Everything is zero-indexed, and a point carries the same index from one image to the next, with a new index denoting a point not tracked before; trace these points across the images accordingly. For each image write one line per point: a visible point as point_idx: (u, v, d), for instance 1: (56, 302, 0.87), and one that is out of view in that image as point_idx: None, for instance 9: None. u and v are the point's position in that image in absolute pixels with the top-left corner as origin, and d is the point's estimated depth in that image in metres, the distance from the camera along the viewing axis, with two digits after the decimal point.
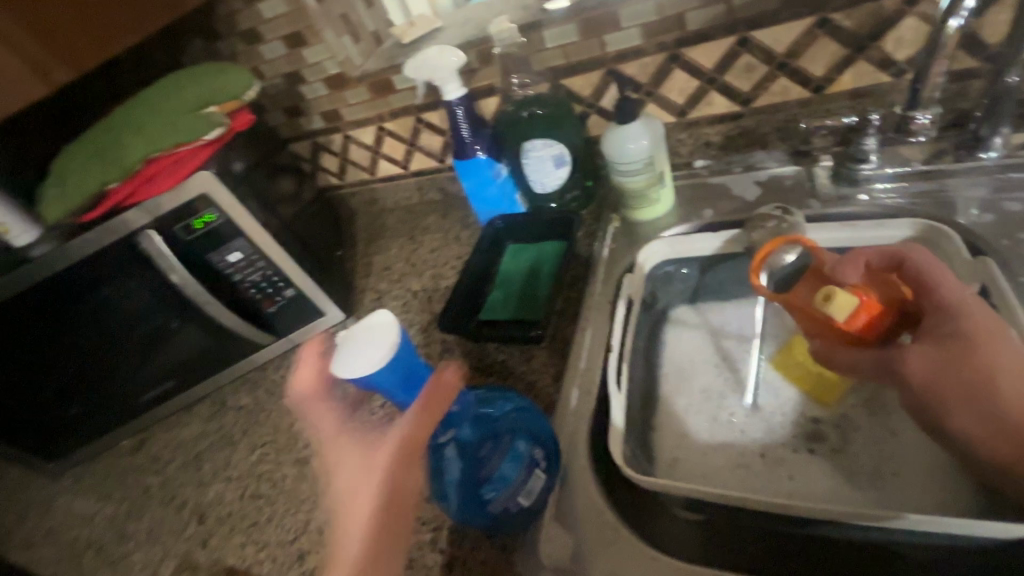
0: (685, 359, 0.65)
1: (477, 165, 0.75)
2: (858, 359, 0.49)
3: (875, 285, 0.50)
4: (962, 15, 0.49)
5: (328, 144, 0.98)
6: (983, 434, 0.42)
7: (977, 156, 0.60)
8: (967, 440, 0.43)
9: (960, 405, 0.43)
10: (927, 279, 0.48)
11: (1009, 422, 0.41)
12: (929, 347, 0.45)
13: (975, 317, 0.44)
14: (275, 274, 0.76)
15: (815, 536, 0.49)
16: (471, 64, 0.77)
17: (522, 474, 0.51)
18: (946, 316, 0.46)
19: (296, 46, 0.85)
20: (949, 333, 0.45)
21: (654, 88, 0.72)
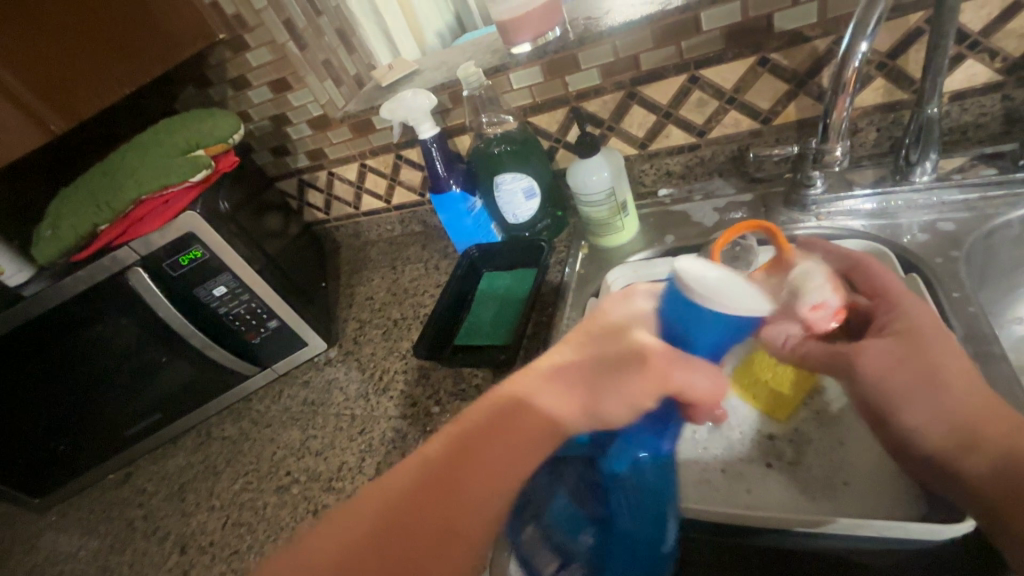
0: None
1: (453, 199, 0.80)
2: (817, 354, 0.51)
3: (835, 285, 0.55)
4: (860, 57, 0.52)
5: (313, 181, 1.03)
6: (928, 430, 0.44)
7: (910, 180, 0.64)
8: (914, 435, 0.45)
9: (909, 401, 0.45)
10: (877, 281, 0.53)
11: (952, 414, 0.44)
12: (883, 344, 0.48)
13: (918, 316, 0.48)
14: (260, 307, 0.79)
15: (755, 542, 0.51)
16: (444, 105, 0.82)
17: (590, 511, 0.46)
18: (896, 312, 0.50)
19: (281, 91, 0.90)
20: (898, 330, 0.48)
21: (615, 123, 0.77)
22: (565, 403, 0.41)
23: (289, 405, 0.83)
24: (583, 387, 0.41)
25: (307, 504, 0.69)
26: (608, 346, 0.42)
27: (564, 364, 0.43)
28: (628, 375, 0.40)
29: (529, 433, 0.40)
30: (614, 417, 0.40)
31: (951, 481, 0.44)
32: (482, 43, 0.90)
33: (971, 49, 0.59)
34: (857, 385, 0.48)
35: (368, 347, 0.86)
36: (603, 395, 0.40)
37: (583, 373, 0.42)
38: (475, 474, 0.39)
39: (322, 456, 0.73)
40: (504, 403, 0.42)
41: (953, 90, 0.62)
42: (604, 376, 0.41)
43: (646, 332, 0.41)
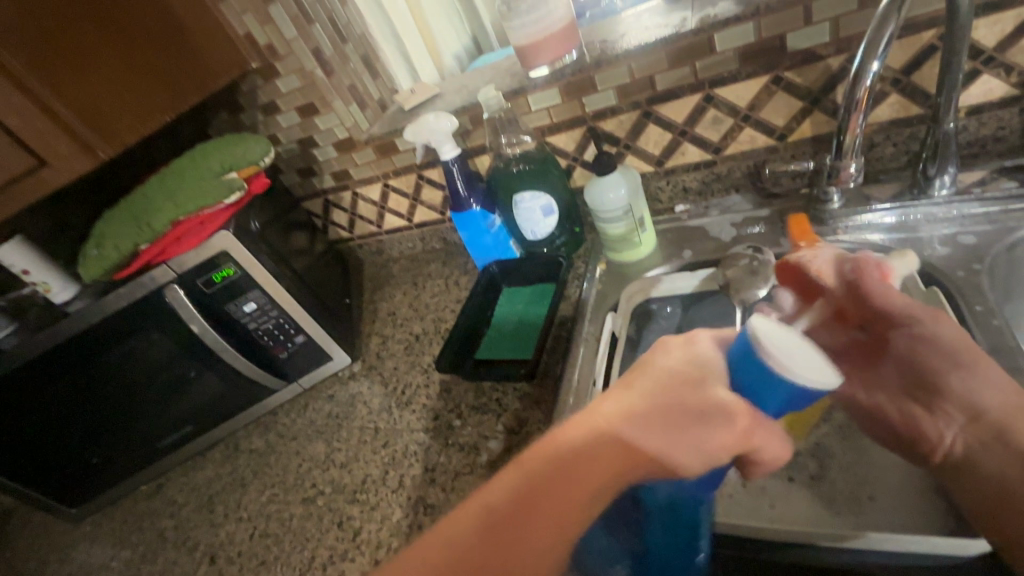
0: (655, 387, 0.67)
1: (474, 217, 0.82)
2: (891, 304, 0.51)
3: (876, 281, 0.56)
4: (871, 75, 0.53)
5: (338, 201, 1.06)
6: (985, 400, 0.46)
7: (929, 194, 0.64)
8: (971, 401, 0.46)
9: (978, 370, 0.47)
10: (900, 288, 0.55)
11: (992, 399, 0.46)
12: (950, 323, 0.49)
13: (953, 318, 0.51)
14: (287, 322, 0.82)
15: (770, 560, 0.51)
16: (465, 127, 0.85)
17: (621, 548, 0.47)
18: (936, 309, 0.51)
19: (308, 115, 0.94)
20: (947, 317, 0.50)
21: (631, 142, 0.79)
22: (634, 457, 0.39)
23: (314, 418, 0.85)
24: (651, 442, 0.39)
25: (332, 516, 0.70)
26: (680, 394, 0.41)
27: (632, 414, 0.40)
28: (696, 430, 0.39)
29: (592, 489, 0.38)
30: (684, 470, 0.39)
31: (985, 453, 0.44)
32: (500, 66, 0.93)
33: (986, 64, 0.60)
34: (931, 340, 0.49)
35: (390, 362, 0.88)
36: (673, 448, 0.39)
37: (653, 427, 0.40)
38: (539, 531, 0.37)
39: (346, 469, 0.75)
40: (565, 456, 0.39)
41: (970, 105, 0.63)
42: (675, 430, 0.39)
43: (721, 387, 0.41)
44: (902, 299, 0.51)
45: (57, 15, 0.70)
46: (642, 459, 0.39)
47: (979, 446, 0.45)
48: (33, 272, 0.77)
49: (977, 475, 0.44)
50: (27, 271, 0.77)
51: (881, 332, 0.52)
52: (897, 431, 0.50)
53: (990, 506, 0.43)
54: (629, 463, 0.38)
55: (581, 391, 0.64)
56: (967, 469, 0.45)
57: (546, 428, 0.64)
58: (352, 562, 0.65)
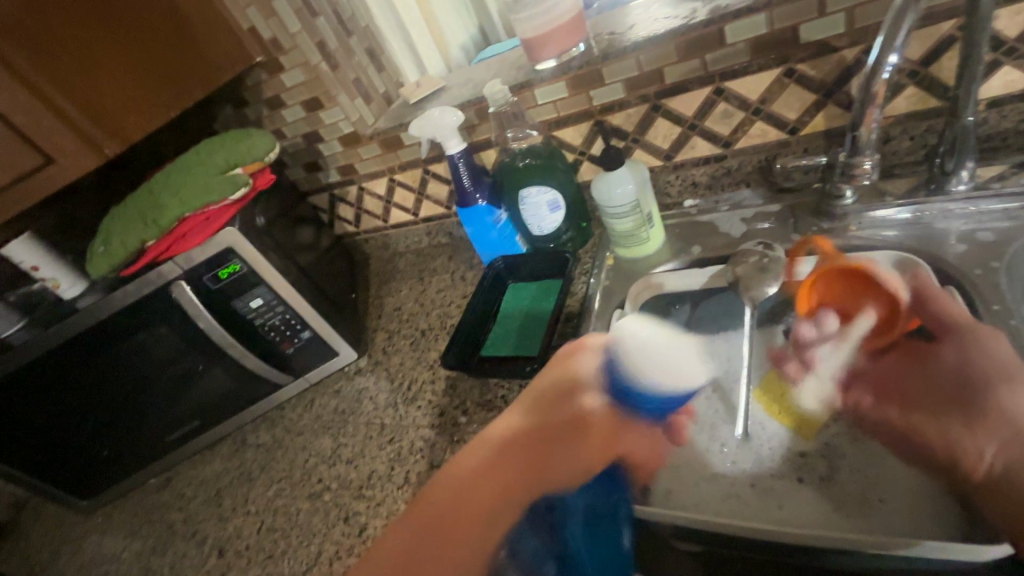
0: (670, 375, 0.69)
1: (479, 212, 0.82)
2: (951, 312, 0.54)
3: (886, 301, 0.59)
4: (889, 68, 0.52)
5: (344, 196, 1.06)
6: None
7: (946, 190, 0.62)
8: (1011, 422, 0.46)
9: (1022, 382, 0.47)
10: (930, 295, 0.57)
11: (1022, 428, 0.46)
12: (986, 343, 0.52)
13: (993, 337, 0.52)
14: (293, 318, 0.82)
15: (786, 560, 0.50)
16: (471, 121, 0.84)
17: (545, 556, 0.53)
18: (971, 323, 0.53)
19: (314, 110, 0.94)
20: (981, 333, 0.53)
21: (639, 136, 0.78)
22: (529, 466, 0.54)
23: (321, 414, 0.86)
24: (539, 454, 0.54)
25: (338, 511, 0.70)
26: (557, 409, 0.56)
27: (527, 436, 0.55)
28: (567, 441, 0.55)
29: (496, 494, 0.52)
30: (563, 477, 0.54)
31: (1022, 471, 0.43)
32: (507, 59, 0.92)
33: (1007, 55, 0.58)
34: (978, 353, 0.51)
35: (396, 358, 0.88)
36: (555, 457, 0.54)
37: (545, 448, 0.55)
38: (466, 514, 0.51)
39: (352, 464, 0.75)
40: (479, 462, 0.54)
41: (991, 97, 0.61)
42: (556, 445, 0.55)
43: (593, 397, 0.55)
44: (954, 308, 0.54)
45: (63, 12, 0.70)
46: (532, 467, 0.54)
47: (1012, 466, 0.44)
48: (44, 266, 0.78)
49: (1005, 492, 0.44)
50: (36, 267, 0.78)
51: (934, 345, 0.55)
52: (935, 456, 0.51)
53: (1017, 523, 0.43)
54: (527, 467, 0.54)
55: None
56: (1001, 486, 0.44)
57: None
58: (357, 558, 0.65)
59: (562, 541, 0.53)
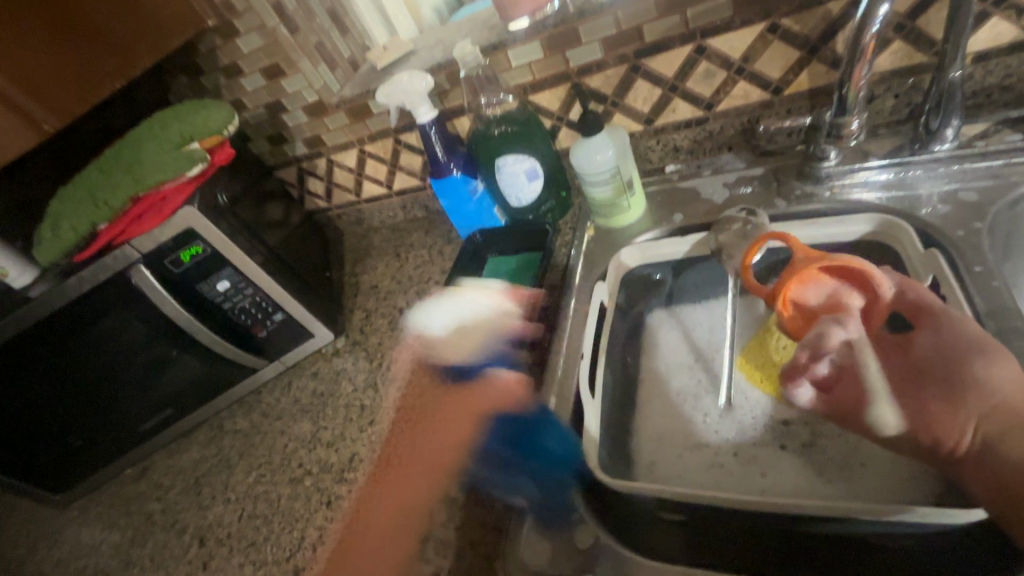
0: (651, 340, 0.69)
1: (455, 184, 0.79)
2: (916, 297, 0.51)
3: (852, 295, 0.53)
4: (878, 21, 0.49)
5: (312, 169, 1.01)
6: (1000, 391, 0.44)
7: (930, 149, 0.61)
8: (991, 396, 0.45)
9: (995, 354, 0.45)
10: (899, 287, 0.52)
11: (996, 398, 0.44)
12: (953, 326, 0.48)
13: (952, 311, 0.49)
14: (264, 300, 0.79)
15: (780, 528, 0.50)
16: (442, 86, 0.79)
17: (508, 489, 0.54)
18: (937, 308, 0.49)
19: (274, 78, 0.88)
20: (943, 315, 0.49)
21: (618, 99, 0.75)
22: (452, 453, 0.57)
23: (299, 397, 0.83)
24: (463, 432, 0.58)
25: (320, 496, 0.69)
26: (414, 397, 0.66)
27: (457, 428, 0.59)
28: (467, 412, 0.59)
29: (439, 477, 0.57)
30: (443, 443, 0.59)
31: (1006, 442, 0.43)
32: (479, 19, 0.87)
33: (996, 5, 0.55)
34: (944, 333, 0.48)
35: (374, 338, 0.85)
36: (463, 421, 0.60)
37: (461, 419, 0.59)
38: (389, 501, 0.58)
39: (333, 448, 0.73)
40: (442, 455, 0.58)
41: (977, 50, 0.59)
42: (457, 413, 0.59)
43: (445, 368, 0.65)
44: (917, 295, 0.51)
45: None
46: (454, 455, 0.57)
47: (999, 435, 0.43)
48: None
49: (998, 465, 0.43)
50: None
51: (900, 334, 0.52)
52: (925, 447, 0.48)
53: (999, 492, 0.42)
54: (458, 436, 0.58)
55: (569, 364, 0.62)
56: (990, 462, 0.43)
57: None
58: None
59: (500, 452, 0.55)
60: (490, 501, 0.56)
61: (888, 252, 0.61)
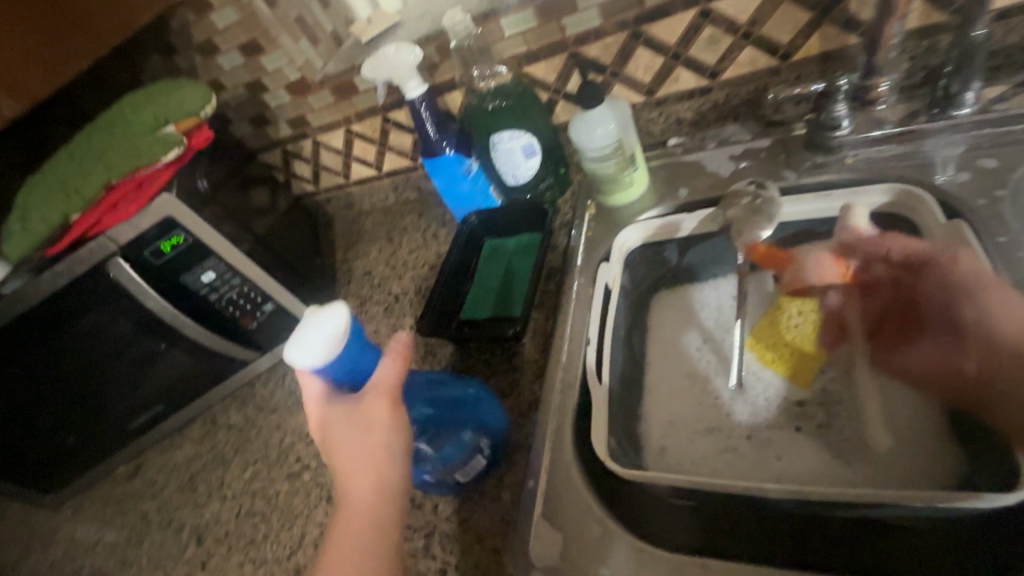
0: (659, 322, 0.67)
1: (448, 163, 0.75)
2: (913, 248, 0.51)
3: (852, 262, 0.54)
4: None
5: (299, 152, 0.97)
6: (999, 326, 0.45)
7: (949, 114, 0.59)
8: (988, 330, 0.45)
9: (983, 291, 0.46)
10: (886, 242, 0.52)
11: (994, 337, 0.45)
12: (944, 267, 0.49)
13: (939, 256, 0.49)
14: (253, 290, 0.75)
15: (828, 513, 0.46)
16: (431, 59, 0.75)
17: (463, 457, 0.53)
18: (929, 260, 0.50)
19: (252, 55, 0.83)
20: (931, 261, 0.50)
21: (618, 69, 0.71)
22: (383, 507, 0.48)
23: (294, 389, 0.81)
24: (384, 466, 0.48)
25: (320, 491, 0.67)
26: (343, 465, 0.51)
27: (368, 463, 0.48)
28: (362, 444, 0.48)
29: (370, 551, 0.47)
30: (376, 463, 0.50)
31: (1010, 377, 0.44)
32: None
33: None
34: (945, 276, 0.49)
35: (370, 326, 0.82)
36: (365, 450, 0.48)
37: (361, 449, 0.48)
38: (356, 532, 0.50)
39: None
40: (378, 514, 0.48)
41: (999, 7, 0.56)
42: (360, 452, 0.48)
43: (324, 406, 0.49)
44: (915, 249, 0.50)
45: None
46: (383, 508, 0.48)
47: (1004, 375, 0.44)
48: None
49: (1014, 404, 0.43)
50: None
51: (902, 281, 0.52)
52: (951, 384, 0.49)
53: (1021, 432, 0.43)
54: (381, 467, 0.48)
55: (573, 350, 0.60)
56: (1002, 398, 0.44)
57: (539, 390, 0.59)
58: None
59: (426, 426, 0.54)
60: (496, 493, 0.55)
61: (904, 225, 0.58)
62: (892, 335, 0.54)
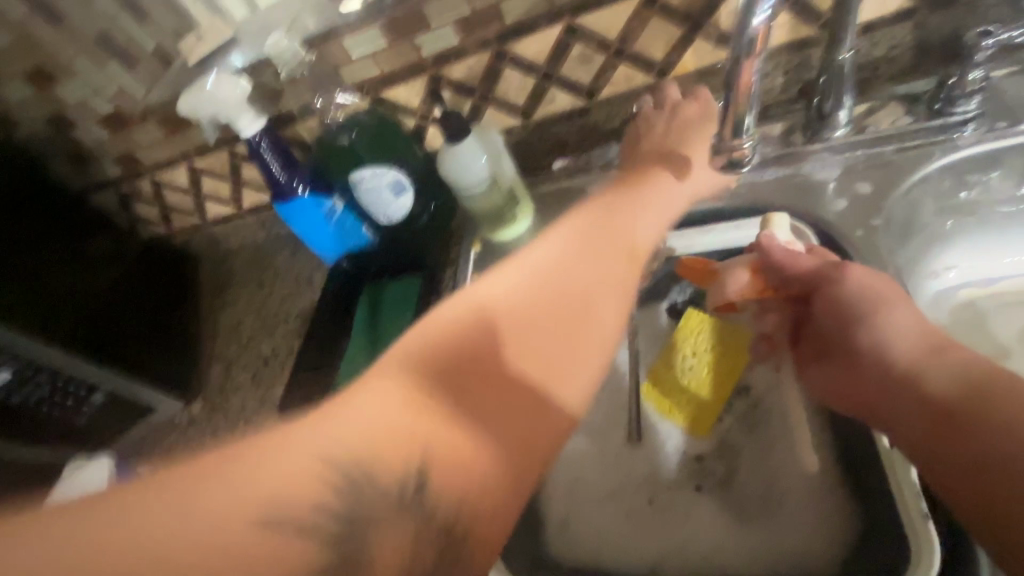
0: (695, 181, 0.56)
1: (306, 207, 0.64)
2: (799, 265, 0.50)
3: (759, 276, 0.52)
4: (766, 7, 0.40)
5: (136, 192, 0.82)
6: (903, 344, 0.42)
7: (824, 137, 0.56)
8: (887, 348, 0.43)
9: (890, 307, 0.44)
10: (780, 258, 0.50)
11: (905, 360, 0.42)
12: (850, 286, 0.46)
13: (824, 271, 0.48)
14: (72, 383, 0.64)
15: None
16: (270, 86, 0.64)
17: None
18: (822, 277, 0.48)
19: (45, 85, 0.67)
20: (824, 277, 0.48)
21: (488, 91, 0.63)
22: (474, 448, 0.36)
23: None
24: (510, 336, 0.42)
25: None
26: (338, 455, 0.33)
27: (588, 350, 0.44)
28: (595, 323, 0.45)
29: (406, 409, 0.36)
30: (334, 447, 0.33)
31: (942, 386, 0.39)
32: None
33: None
34: (838, 296, 0.47)
35: (237, 398, 0.72)
36: (550, 319, 0.44)
37: (527, 321, 0.44)
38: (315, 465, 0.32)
39: None
40: (467, 359, 0.40)
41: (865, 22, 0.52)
42: (589, 344, 0.44)
43: None
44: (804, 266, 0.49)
45: None
46: (440, 351, 0.40)
47: (952, 404, 0.38)
48: None
49: (967, 442, 0.36)
50: None
51: (808, 293, 0.50)
52: (870, 410, 0.43)
53: (961, 476, 0.36)
54: (519, 312, 0.44)
55: None
56: (948, 427, 0.38)
57: None
58: None
59: None
60: None
61: None
62: (800, 354, 0.50)
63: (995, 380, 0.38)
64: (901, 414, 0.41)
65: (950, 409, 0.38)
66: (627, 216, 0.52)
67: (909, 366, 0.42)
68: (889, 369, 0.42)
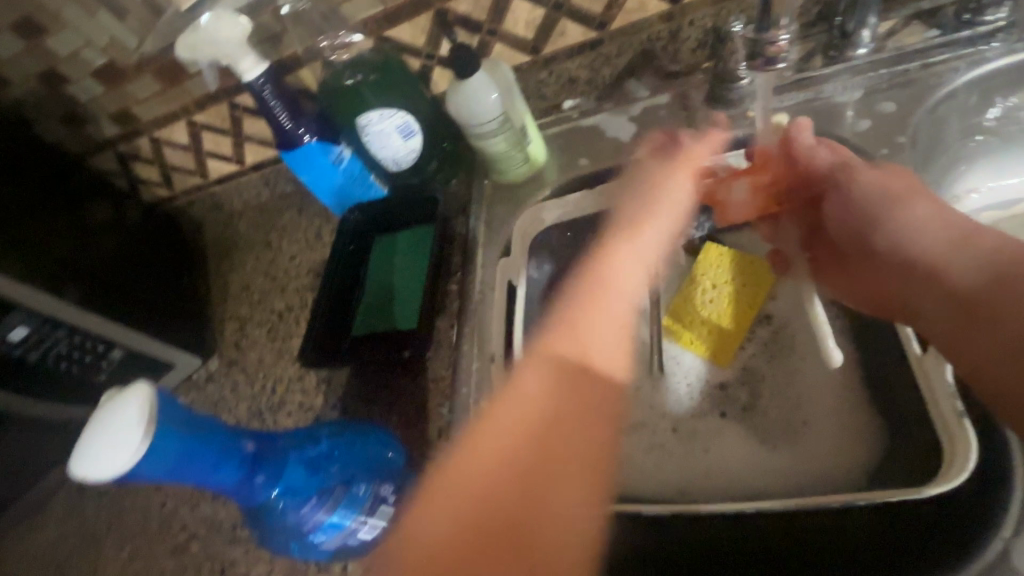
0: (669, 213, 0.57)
1: (312, 154, 0.62)
2: (816, 162, 0.51)
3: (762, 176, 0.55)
4: None
5: (135, 152, 0.80)
6: (914, 240, 0.45)
7: (847, 55, 0.54)
8: (903, 247, 0.45)
9: (913, 198, 0.46)
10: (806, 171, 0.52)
11: (928, 256, 0.44)
12: (872, 176, 0.48)
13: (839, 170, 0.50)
14: (86, 338, 0.61)
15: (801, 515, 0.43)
16: (270, 29, 0.61)
17: (359, 516, 0.45)
18: (840, 182, 0.50)
19: (34, 36, 0.65)
20: (839, 178, 0.50)
21: (496, 26, 0.61)
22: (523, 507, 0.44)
23: None
24: (513, 454, 0.46)
25: (212, 563, 0.57)
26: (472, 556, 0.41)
27: (551, 400, 0.49)
28: (497, 406, 0.48)
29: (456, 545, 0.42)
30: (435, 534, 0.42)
31: (1000, 291, 0.39)
32: None
33: None
34: (848, 198, 0.49)
35: (254, 352, 0.72)
36: (511, 430, 0.47)
37: (503, 472, 0.45)
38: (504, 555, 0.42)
39: (220, 499, 0.60)
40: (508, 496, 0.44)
41: None
42: (516, 409, 0.48)
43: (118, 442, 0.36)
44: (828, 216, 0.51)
45: None
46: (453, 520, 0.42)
47: (980, 300, 0.40)
48: None
49: (981, 333, 0.39)
50: None
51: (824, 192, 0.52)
52: (897, 305, 0.46)
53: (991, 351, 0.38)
54: (492, 474, 0.45)
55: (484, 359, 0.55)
56: (982, 311, 0.39)
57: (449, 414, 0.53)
58: None
59: (271, 501, 0.44)
60: None
61: None
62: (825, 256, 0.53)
63: (1000, 254, 0.41)
64: (932, 305, 0.43)
65: (974, 300, 0.40)
66: (628, 224, 0.57)
67: (927, 264, 0.44)
68: (909, 264, 0.45)
